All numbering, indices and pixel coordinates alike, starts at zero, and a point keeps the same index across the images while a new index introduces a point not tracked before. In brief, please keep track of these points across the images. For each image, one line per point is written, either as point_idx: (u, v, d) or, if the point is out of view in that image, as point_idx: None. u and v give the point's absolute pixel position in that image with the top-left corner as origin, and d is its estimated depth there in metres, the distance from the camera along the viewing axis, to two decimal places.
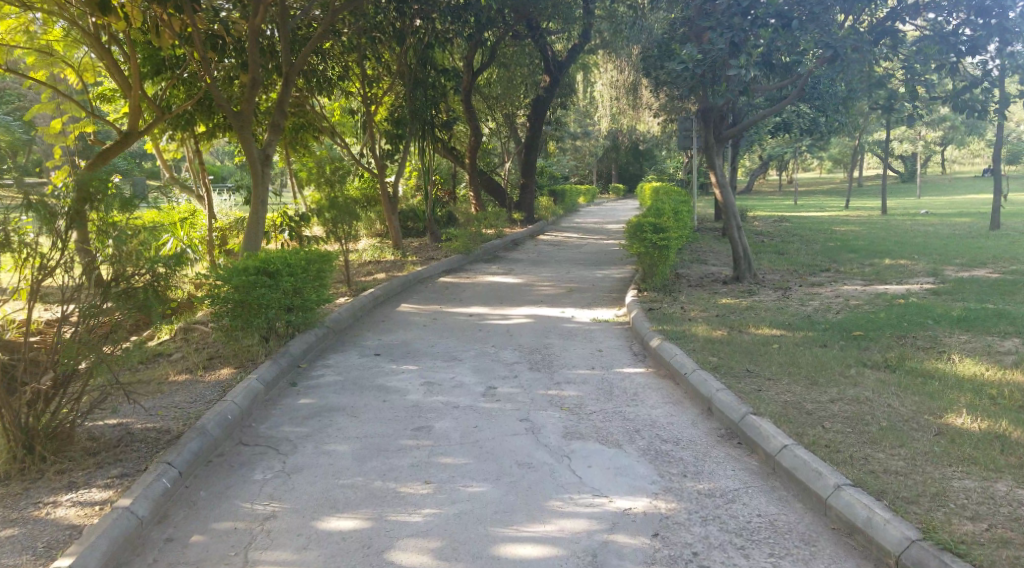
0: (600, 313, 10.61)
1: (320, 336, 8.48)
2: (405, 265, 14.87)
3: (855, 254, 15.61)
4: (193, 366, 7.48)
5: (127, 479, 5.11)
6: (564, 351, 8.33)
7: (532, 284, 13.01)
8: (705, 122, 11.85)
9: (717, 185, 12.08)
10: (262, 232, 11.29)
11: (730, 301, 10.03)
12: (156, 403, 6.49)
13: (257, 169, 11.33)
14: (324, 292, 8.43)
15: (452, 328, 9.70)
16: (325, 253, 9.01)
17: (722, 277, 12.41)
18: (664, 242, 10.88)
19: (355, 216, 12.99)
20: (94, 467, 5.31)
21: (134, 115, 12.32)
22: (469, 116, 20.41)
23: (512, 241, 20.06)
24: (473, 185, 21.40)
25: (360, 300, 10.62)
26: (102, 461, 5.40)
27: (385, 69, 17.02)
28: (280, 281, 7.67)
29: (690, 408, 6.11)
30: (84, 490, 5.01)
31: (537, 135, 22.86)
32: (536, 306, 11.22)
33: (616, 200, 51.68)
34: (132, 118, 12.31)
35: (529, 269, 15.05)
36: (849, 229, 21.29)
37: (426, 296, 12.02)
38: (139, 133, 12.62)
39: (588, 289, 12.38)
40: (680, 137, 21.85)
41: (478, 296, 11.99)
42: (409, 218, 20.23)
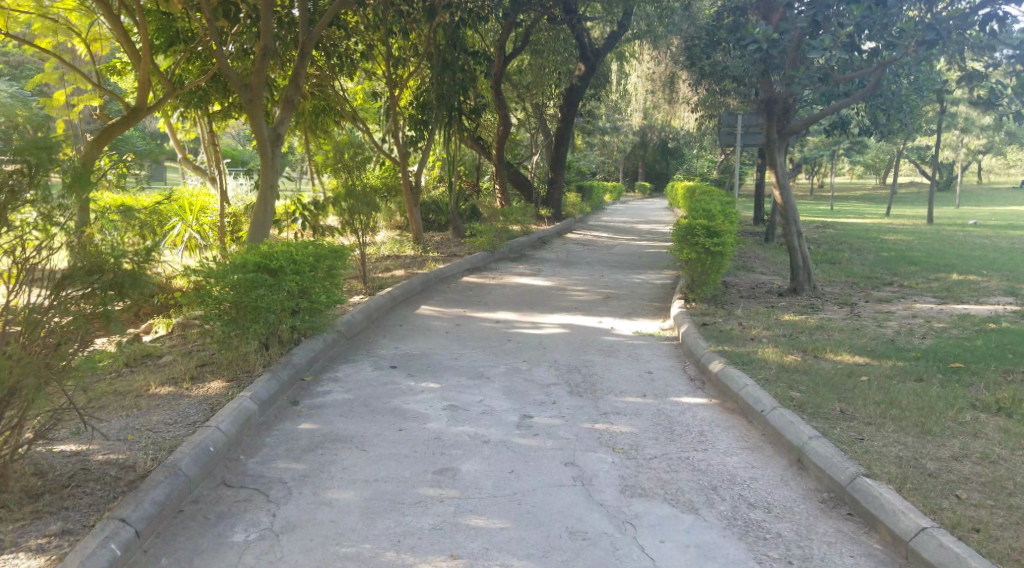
0: (644, 325, 9.49)
1: (329, 343, 7.40)
2: (426, 261, 13.83)
3: (914, 266, 14.48)
4: (180, 374, 6.30)
5: (70, 540, 3.79)
6: (609, 372, 7.20)
7: (564, 288, 11.91)
8: (767, 114, 10.75)
9: (776, 185, 10.93)
10: (269, 222, 10.22)
11: (792, 318, 8.91)
12: (125, 424, 5.23)
13: (265, 149, 10.18)
14: (336, 293, 7.34)
15: (478, 337, 8.59)
16: (339, 246, 7.93)
17: (776, 288, 11.37)
18: (717, 248, 9.75)
19: (374, 206, 11.92)
20: (29, 517, 3.98)
21: (144, 90, 11.26)
22: (498, 105, 19.30)
23: (539, 240, 18.96)
24: (501, 177, 20.30)
25: (376, 300, 9.56)
26: (42, 509, 4.07)
27: (412, 51, 15.95)
28: (284, 282, 6.59)
29: (774, 457, 5.00)
30: (10, 553, 3.70)
31: (569, 127, 21.72)
32: (571, 314, 10.09)
33: (642, 199, 50.39)
34: (143, 94, 11.23)
35: (560, 271, 13.95)
36: (901, 238, 20.30)
37: (448, 297, 10.93)
38: (148, 107, 11.52)
39: (627, 297, 11.26)
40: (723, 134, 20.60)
41: (506, 300, 10.89)
42: (431, 211, 19.22)
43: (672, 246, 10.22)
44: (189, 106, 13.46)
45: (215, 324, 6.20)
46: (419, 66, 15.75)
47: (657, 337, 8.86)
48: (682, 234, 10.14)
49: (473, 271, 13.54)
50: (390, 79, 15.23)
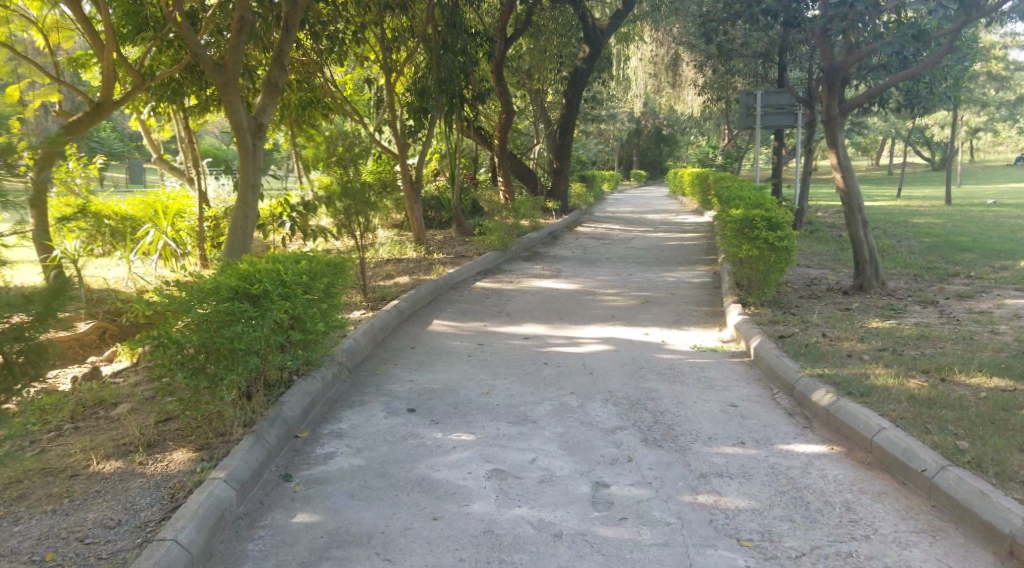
0: (700, 336, 8.03)
1: (326, 382, 5.86)
2: (433, 264, 12.34)
3: (971, 252, 13.05)
4: (134, 437, 4.74)
5: None
6: (683, 406, 5.71)
7: (593, 291, 10.43)
8: (827, 86, 9.26)
9: (837, 169, 9.39)
10: (251, 233, 8.60)
11: (878, 324, 7.44)
12: (49, 529, 3.67)
13: (243, 140, 8.50)
14: (337, 320, 5.79)
15: (510, 361, 7.08)
16: (338, 258, 6.39)
17: (838, 286, 9.88)
18: (782, 243, 8.19)
19: (372, 206, 10.40)
20: None
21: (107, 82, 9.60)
22: (500, 90, 17.74)
23: (549, 235, 17.44)
24: (503, 168, 18.78)
25: (381, 316, 8.05)
26: None
27: (407, 30, 14.37)
28: (270, 312, 5.03)
29: (973, 552, 3.54)
30: None
31: (573, 112, 20.01)
32: (609, 325, 8.59)
33: (639, 188, 48.87)
34: (105, 86, 9.59)
35: (581, 270, 12.43)
36: (931, 220, 18.92)
37: (463, 309, 9.42)
38: (115, 104, 9.87)
39: (668, 300, 9.75)
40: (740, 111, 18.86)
41: (531, 309, 9.39)
42: (430, 206, 17.68)
43: (727, 244, 8.70)
44: (161, 100, 11.78)
45: (176, 373, 4.62)
46: (416, 48, 14.17)
47: (721, 351, 7.40)
48: (737, 228, 8.64)
49: (485, 275, 12.05)
50: (384, 63, 13.60)
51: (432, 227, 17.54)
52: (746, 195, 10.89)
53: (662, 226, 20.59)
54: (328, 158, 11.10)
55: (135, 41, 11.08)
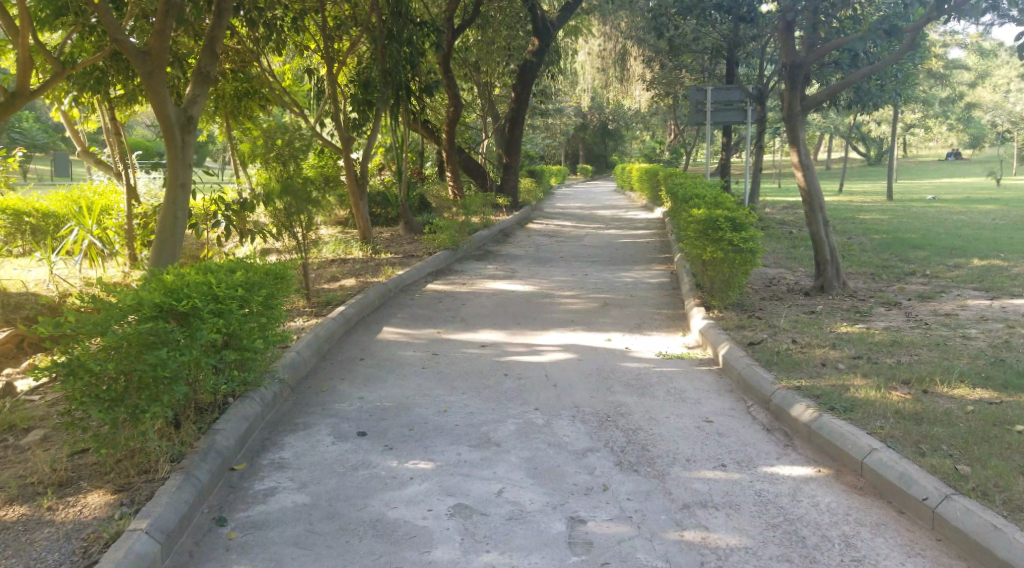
0: (664, 342, 7.71)
1: (267, 403, 5.33)
2: (380, 265, 11.83)
3: (923, 249, 13.03)
4: (44, 474, 4.22)
5: None
6: (655, 422, 5.35)
7: (549, 293, 10.04)
8: (789, 81, 8.98)
9: (799, 167, 9.12)
10: (181, 235, 7.95)
11: (847, 329, 7.19)
12: None
13: (172, 136, 7.80)
14: (279, 336, 5.27)
15: (467, 373, 6.65)
16: (278, 267, 5.85)
17: (798, 287, 9.65)
18: (747, 244, 7.87)
19: (316, 205, 9.85)
20: None
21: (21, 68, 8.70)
22: (447, 82, 17.21)
23: (500, 232, 17.04)
24: (451, 163, 18.32)
25: (327, 326, 7.53)
26: None
27: (350, 18, 13.74)
28: (201, 332, 4.49)
29: None
30: None
31: (522, 107, 19.61)
32: (569, 332, 8.21)
33: (586, 182, 48.73)
34: (20, 74, 8.67)
35: (535, 271, 12.03)
36: (878, 216, 19.04)
37: (414, 315, 8.95)
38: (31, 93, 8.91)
39: (628, 302, 9.41)
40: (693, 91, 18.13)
41: (486, 314, 8.97)
42: (376, 204, 17.12)
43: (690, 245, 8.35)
44: (83, 92, 11.00)
45: (91, 406, 4.05)
46: (361, 37, 13.56)
47: (688, 358, 7.07)
48: (699, 228, 8.30)
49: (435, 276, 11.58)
50: (327, 54, 12.95)
51: (378, 225, 17.00)
52: (704, 194, 10.56)
53: (613, 222, 20.33)
54: (266, 154, 10.47)
55: (54, 27, 10.31)
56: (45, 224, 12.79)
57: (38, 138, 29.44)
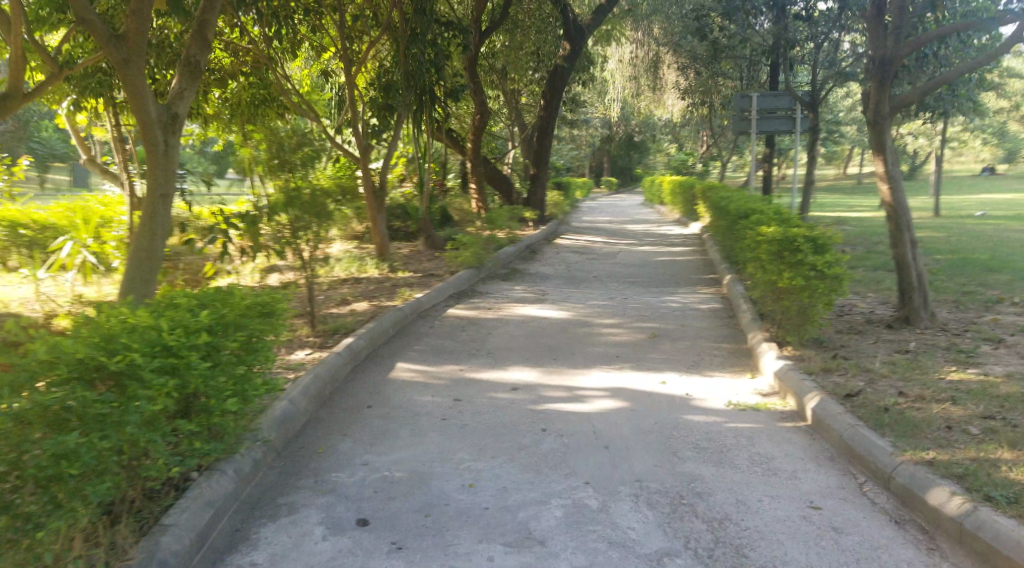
0: (729, 385, 6.51)
1: (242, 477, 4.25)
2: (398, 286, 10.73)
3: (1003, 271, 11.71)
4: None
5: None
6: (745, 507, 4.15)
7: (589, 321, 8.87)
8: (878, 78, 7.72)
9: (884, 179, 7.86)
10: (160, 255, 6.75)
11: (958, 375, 5.90)
12: None
13: (150, 135, 6.61)
14: (263, 390, 4.15)
15: (498, 430, 5.48)
16: (266, 296, 4.74)
17: (879, 317, 8.35)
18: (832, 270, 6.71)
19: (323, 220, 8.72)
20: None
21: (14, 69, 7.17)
22: (474, 87, 16.08)
23: (527, 249, 15.88)
24: (476, 174, 17.27)
25: (324, 365, 6.46)
26: None
27: (372, 17, 12.63)
28: (138, 399, 3.36)
29: None
30: None
31: (551, 116, 18.50)
32: (614, 371, 7.01)
33: (612, 196, 47.74)
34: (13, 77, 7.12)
35: (569, 294, 10.84)
36: (935, 234, 17.70)
37: (434, 349, 7.81)
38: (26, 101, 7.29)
39: (678, 333, 8.18)
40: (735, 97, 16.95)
41: (517, 348, 7.81)
42: (395, 216, 16.06)
43: (766, 273, 7.09)
44: (84, 97, 9.84)
45: None
46: (383, 37, 12.48)
47: (765, 408, 5.85)
48: (772, 249, 7.15)
49: (458, 299, 10.45)
50: (345, 53, 11.83)
51: (397, 239, 15.94)
52: (760, 212, 9.36)
53: (647, 238, 19.11)
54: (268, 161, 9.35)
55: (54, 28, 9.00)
56: (43, 236, 11.13)
57: (61, 149, 28.98)
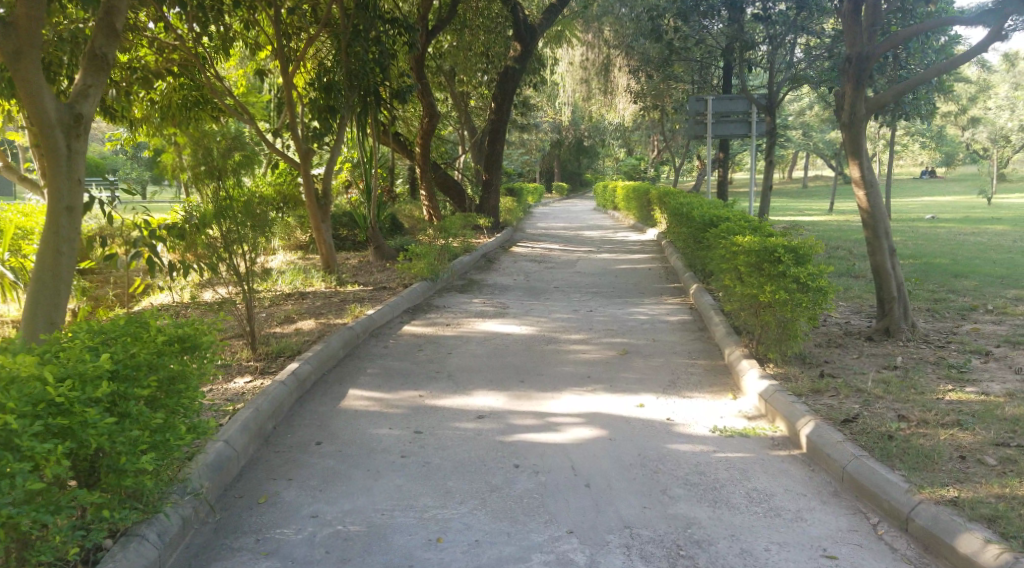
0: (710, 406, 6.09)
1: (167, 541, 3.85)
2: (348, 301, 10.12)
3: (966, 274, 11.55)
4: None
5: None
6: (752, 559, 3.75)
7: (554, 337, 8.39)
8: (855, 76, 7.36)
9: (859, 184, 7.51)
10: (68, 272, 6.05)
11: (954, 394, 5.51)
12: None
13: (47, 136, 5.91)
14: (184, 440, 3.77)
15: (464, 469, 4.94)
16: (186, 329, 4.22)
17: (854, 328, 7.97)
18: (814, 282, 6.28)
19: (257, 230, 8.07)
20: None
21: None
22: (423, 91, 15.51)
23: (482, 258, 15.37)
24: (428, 181, 16.68)
25: (267, 396, 5.84)
26: None
27: (311, 14, 11.94)
28: (15, 474, 2.95)
29: None
30: None
31: (504, 117, 18.20)
32: (585, 393, 6.52)
33: (563, 201, 47.56)
34: None
35: (530, 307, 10.33)
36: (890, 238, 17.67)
37: (389, 371, 7.23)
38: None
39: (649, 349, 7.72)
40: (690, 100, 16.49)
41: (480, 369, 7.29)
42: (343, 224, 15.43)
43: (744, 286, 6.68)
44: None
45: None
46: (325, 35, 11.81)
47: (752, 435, 5.43)
48: (751, 262, 6.73)
49: (412, 313, 9.88)
50: (282, 51, 11.13)
51: (345, 248, 15.29)
52: (726, 222, 8.90)
53: (604, 245, 18.72)
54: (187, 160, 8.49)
55: None
56: None
57: None
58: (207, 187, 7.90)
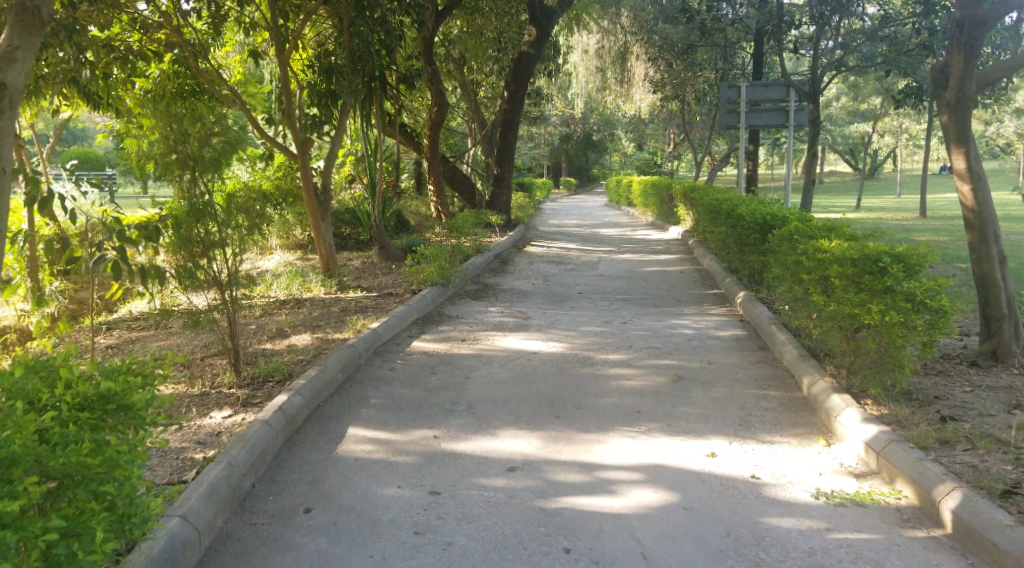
0: (803, 458, 4.85)
1: None
2: (349, 310, 8.87)
3: None
4: None
5: None
6: None
7: (589, 356, 7.15)
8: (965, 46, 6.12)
9: (963, 178, 6.19)
10: None
11: None
12: None
13: None
14: (100, 553, 2.49)
15: (500, 556, 3.68)
16: (112, 383, 3.01)
17: (948, 352, 6.68)
18: (934, 300, 4.96)
19: (241, 232, 6.82)
20: None
21: None
22: (433, 79, 14.27)
23: (496, 258, 14.15)
24: (437, 174, 15.42)
25: (243, 444, 4.65)
26: None
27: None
28: None
29: None
30: None
31: (516, 107, 16.77)
32: (640, 433, 5.25)
33: (572, 196, 46.37)
34: None
35: (555, 319, 9.08)
36: (933, 238, 16.44)
37: (395, 402, 5.96)
38: None
39: (707, 375, 6.46)
40: (724, 87, 15.34)
41: (505, 398, 6.05)
42: (344, 222, 14.20)
43: (840, 307, 5.36)
44: None
45: None
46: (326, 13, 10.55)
47: (870, 502, 4.18)
48: (849, 274, 5.41)
49: (422, 325, 8.61)
50: (278, 28, 9.85)
51: (347, 248, 14.06)
52: (787, 223, 7.60)
53: (625, 244, 17.51)
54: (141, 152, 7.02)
55: None
56: None
57: None
58: (179, 180, 6.63)
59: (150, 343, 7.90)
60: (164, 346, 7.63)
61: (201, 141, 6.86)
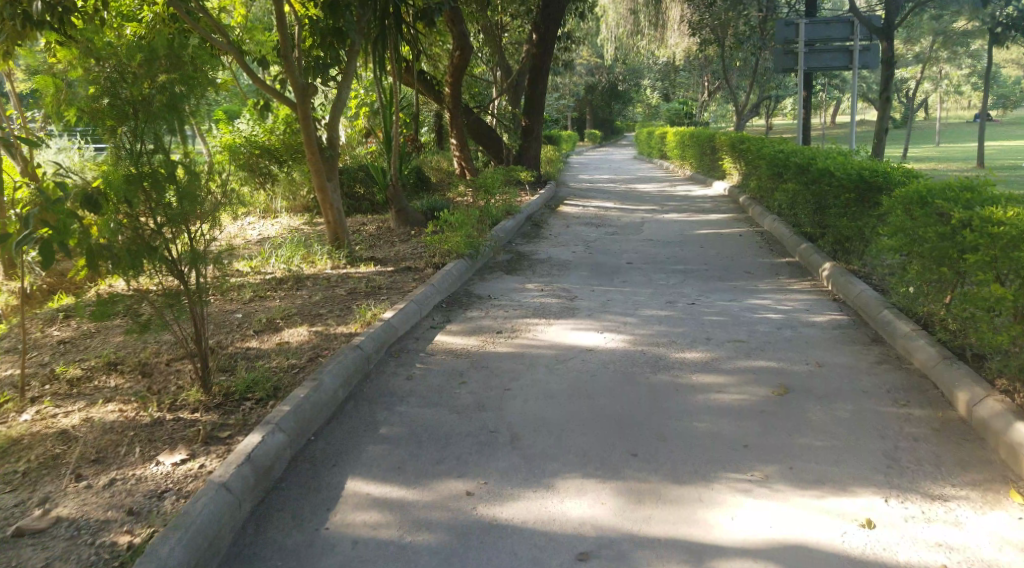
0: (1011, 535, 3.33)
1: None
2: (360, 293, 7.42)
3: None
4: None
5: None
6: None
7: (659, 355, 5.66)
8: None
9: None
10: None
11: None
12: None
13: None
14: None
15: None
16: None
17: None
18: None
19: (215, 198, 5.14)
20: None
21: None
22: (455, 18, 12.58)
23: (528, 221, 12.63)
24: (460, 126, 13.76)
25: (183, 534, 3.26)
26: None
27: None
28: None
29: None
30: None
31: (547, 50, 15.11)
32: (757, 487, 3.79)
33: (598, 148, 44.48)
34: None
35: (607, 299, 7.57)
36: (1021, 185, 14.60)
37: (414, 433, 4.52)
38: None
39: (821, 386, 4.95)
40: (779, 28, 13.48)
41: (559, 423, 4.59)
42: (357, 180, 12.64)
43: None
44: None
45: None
46: None
47: None
48: None
49: (449, 311, 7.13)
50: None
51: (360, 211, 12.57)
52: (909, 186, 6.04)
53: (669, 201, 15.87)
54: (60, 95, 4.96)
55: None
56: None
57: None
58: (112, 141, 4.70)
59: (110, 336, 6.48)
60: (122, 343, 6.17)
61: (152, 82, 4.75)
